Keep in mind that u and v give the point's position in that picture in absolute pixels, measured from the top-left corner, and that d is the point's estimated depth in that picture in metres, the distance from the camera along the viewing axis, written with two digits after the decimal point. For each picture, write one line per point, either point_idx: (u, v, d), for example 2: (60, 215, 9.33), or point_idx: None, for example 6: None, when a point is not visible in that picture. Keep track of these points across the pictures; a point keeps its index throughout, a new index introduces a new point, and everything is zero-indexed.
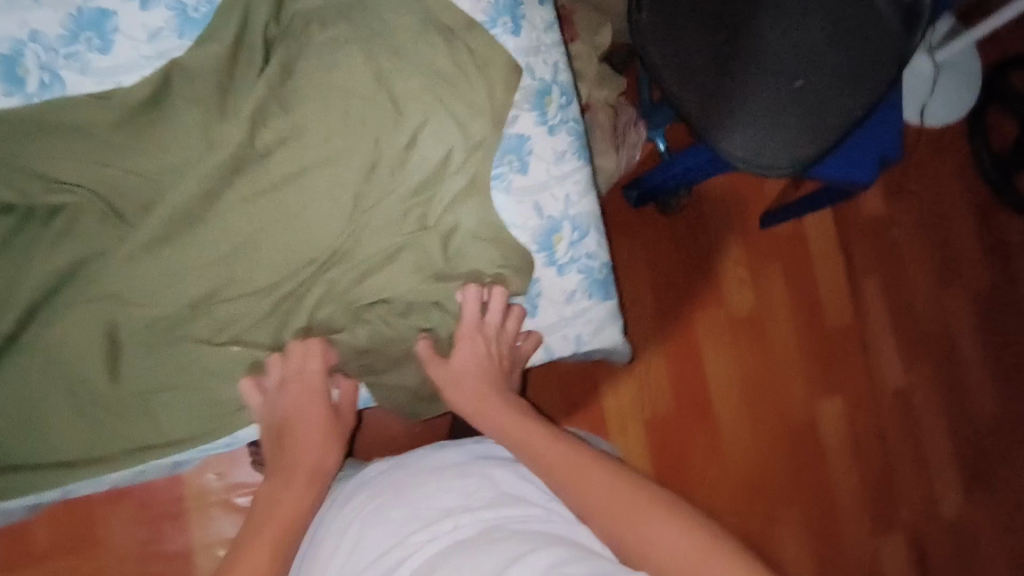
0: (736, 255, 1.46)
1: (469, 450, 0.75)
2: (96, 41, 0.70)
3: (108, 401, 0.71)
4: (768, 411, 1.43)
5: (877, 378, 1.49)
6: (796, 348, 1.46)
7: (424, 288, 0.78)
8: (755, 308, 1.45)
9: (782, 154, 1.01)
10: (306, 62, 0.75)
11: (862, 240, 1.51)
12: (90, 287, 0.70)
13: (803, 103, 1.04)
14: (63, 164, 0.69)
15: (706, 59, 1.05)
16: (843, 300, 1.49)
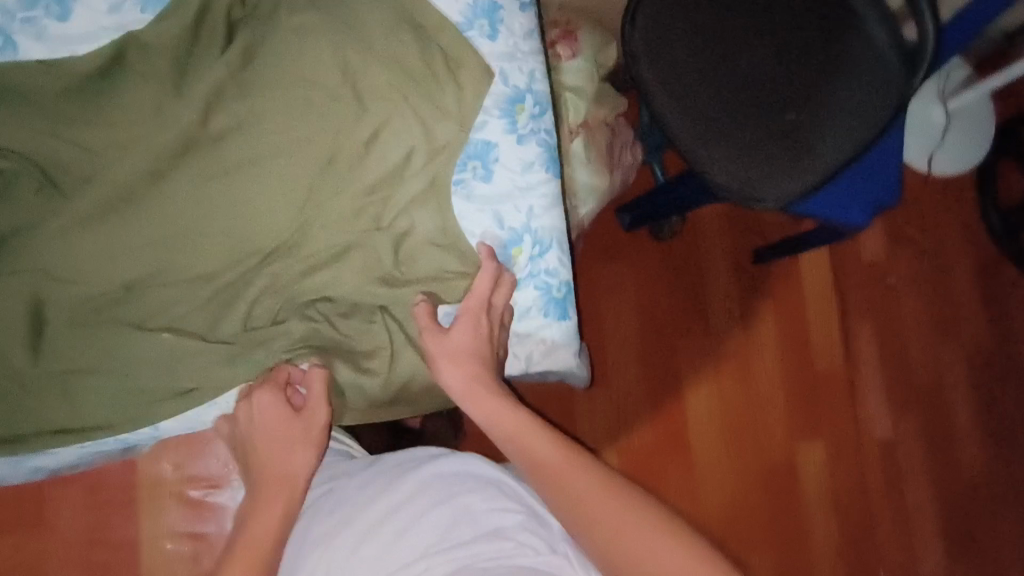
0: (726, 288, 1.42)
1: (444, 467, 0.70)
2: (55, 8, 0.70)
3: (31, 377, 0.69)
4: (745, 449, 1.38)
5: (862, 430, 1.42)
6: (781, 386, 1.41)
7: (373, 290, 0.76)
8: (741, 344, 1.41)
9: (766, 186, 0.93)
10: (270, 46, 0.72)
11: (858, 283, 1.45)
12: (23, 260, 0.68)
13: (790, 138, 0.94)
14: (2, 129, 0.67)
15: (696, 75, 0.96)
16: (834, 342, 1.43)
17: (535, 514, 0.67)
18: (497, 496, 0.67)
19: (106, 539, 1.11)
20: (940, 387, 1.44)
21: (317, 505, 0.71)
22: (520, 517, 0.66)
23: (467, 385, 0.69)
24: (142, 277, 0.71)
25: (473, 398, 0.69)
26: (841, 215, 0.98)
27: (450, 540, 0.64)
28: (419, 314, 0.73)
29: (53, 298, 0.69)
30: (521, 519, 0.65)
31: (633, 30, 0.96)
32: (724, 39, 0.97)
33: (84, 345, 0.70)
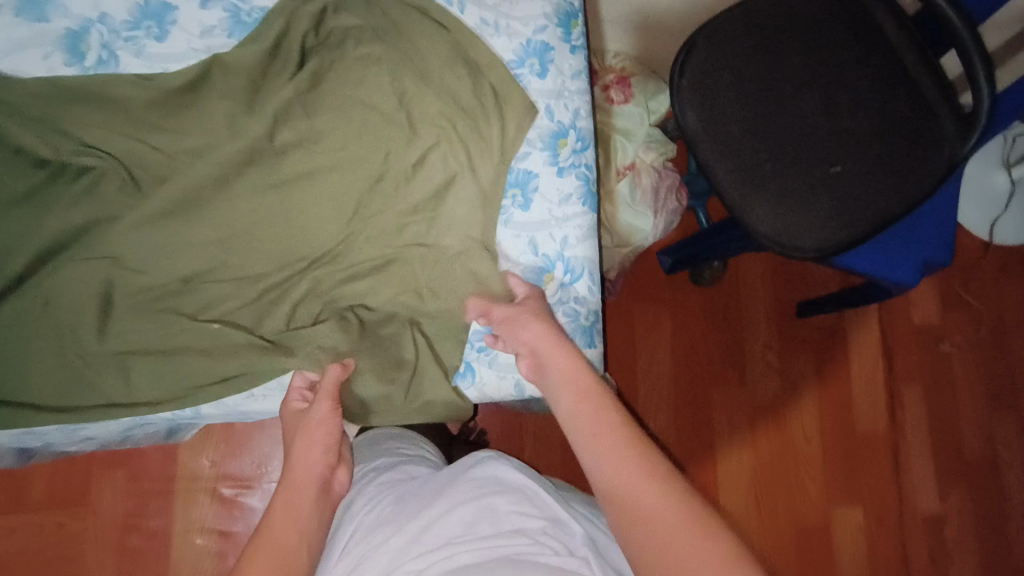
0: (767, 338, 1.40)
1: (475, 472, 0.72)
2: (154, 30, 0.78)
3: (91, 355, 0.75)
4: (778, 509, 1.34)
5: (905, 500, 1.36)
6: (819, 447, 1.37)
7: (406, 304, 0.80)
8: (780, 398, 1.39)
9: (809, 237, 0.93)
10: (336, 73, 0.80)
11: (905, 345, 1.42)
12: (101, 247, 0.76)
13: (836, 191, 0.94)
14: (96, 131, 0.75)
15: (743, 127, 0.97)
16: (877, 405, 1.39)
17: (561, 524, 0.66)
18: (524, 502, 0.68)
19: (142, 526, 1.17)
20: (994, 462, 1.37)
21: (362, 510, 0.75)
22: (545, 522, 0.65)
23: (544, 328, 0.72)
24: (199, 271, 0.77)
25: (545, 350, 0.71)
26: (886, 273, 0.98)
27: (471, 533, 0.64)
28: (472, 305, 0.78)
29: (121, 285, 0.76)
30: (544, 524, 0.65)
31: (682, 79, 0.99)
32: (774, 91, 0.97)
33: (146, 328, 0.76)
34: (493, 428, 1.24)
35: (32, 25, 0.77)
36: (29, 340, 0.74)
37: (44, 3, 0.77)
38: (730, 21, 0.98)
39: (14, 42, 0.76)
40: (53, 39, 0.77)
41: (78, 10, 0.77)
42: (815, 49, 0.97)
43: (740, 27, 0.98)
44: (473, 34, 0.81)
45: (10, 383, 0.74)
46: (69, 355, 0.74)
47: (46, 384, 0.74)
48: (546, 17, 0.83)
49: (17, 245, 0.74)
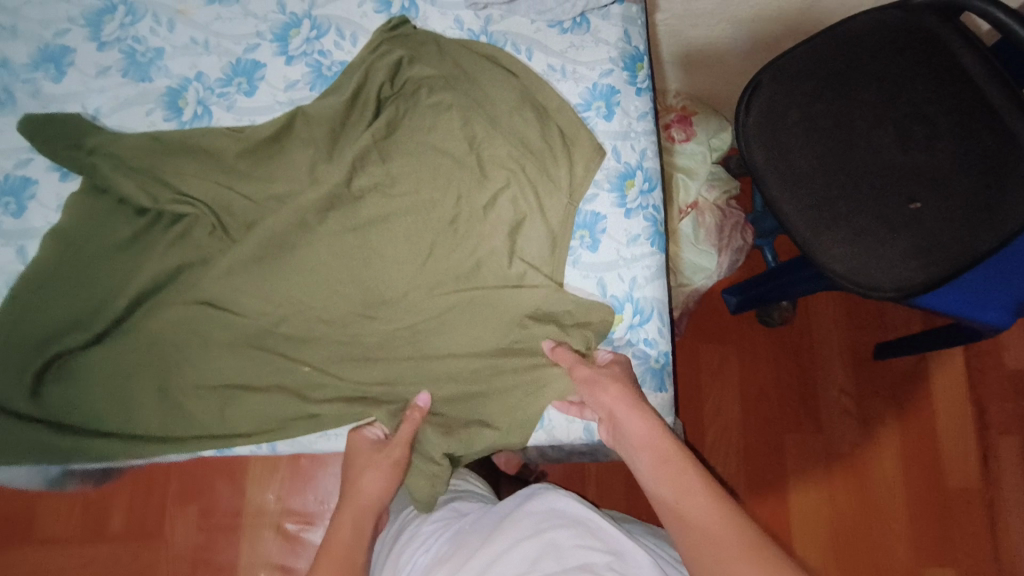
0: (842, 382, 1.34)
1: (534, 506, 0.71)
2: (244, 85, 0.84)
3: (179, 391, 0.78)
4: (860, 565, 1.25)
5: (1003, 563, 1.24)
6: (904, 499, 1.28)
7: (476, 344, 0.80)
8: (859, 446, 1.31)
9: (887, 277, 0.90)
10: (410, 121, 0.83)
11: (999, 394, 1.32)
12: (189, 288, 0.79)
13: (916, 229, 0.90)
14: (190, 181, 0.80)
15: (814, 165, 0.96)
16: (969, 457, 1.29)
17: (626, 557, 0.64)
18: (587, 534, 0.66)
19: (211, 560, 1.19)
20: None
21: (419, 549, 0.74)
22: (609, 557, 0.63)
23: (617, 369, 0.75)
24: (280, 313, 0.80)
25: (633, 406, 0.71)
26: (974, 314, 0.93)
27: (536, 571, 0.62)
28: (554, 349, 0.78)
29: (206, 327, 0.79)
30: (610, 559, 0.63)
31: (747, 117, 0.99)
32: (845, 128, 0.95)
33: (234, 365, 0.79)
34: (552, 471, 1.22)
35: (137, 84, 0.84)
36: (123, 379, 0.78)
37: (147, 65, 0.84)
38: (797, 59, 0.97)
39: (122, 101, 0.84)
40: (155, 97, 0.84)
41: (178, 71, 0.84)
42: (890, 83, 0.94)
43: (808, 64, 0.97)
44: (541, 78, 0.84)
45: (105, 419, 0.78)
46: (162, 390, 0.78)
47: (140, 417, 0.78)
48: (611, 62, 0.86)
49: (118, 287, 0.79)
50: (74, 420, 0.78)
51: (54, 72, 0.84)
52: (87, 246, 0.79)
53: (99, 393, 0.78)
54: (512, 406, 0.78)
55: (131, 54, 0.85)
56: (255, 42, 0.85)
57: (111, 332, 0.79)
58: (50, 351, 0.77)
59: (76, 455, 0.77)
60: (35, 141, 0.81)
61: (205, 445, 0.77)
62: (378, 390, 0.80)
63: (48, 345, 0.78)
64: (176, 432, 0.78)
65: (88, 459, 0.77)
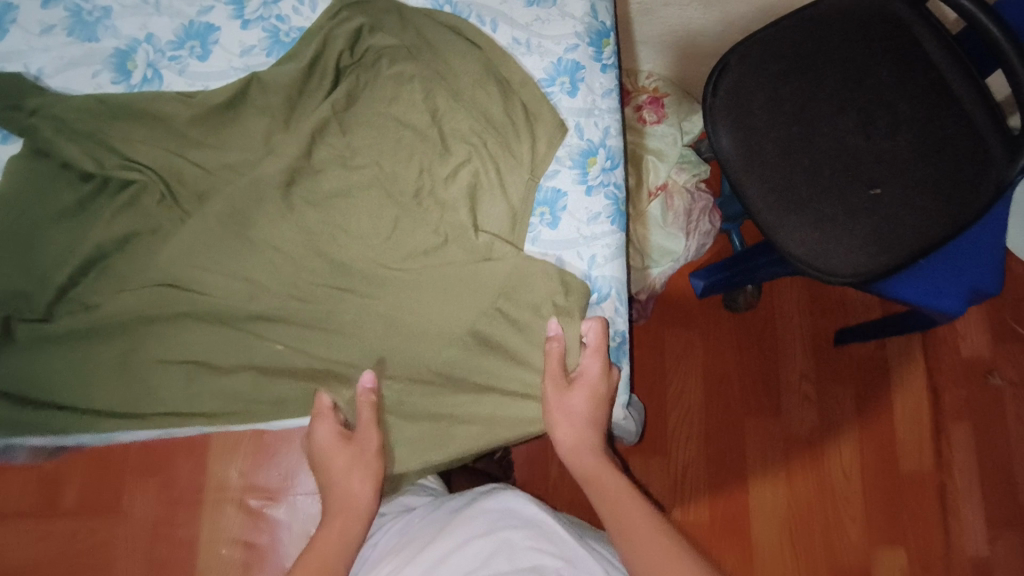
0: (803, 366, 1.36)
1: (490, 504, 0.71)
2: (197, 49, 0.81)
3: (124, 367, 0.75)
4: (815, 544, 1.29)
5: (951, 538, 1.29)
6: (859, 480, 1.31)
7: (443, 322, 0.75)
8: (818, 429, 1.34)
9: (846, 262, 0.91)
10: (370, 92, 0.81)
11: (952, 380, 1.36)
12: (141, 258, 0.75)
13: (875, 215, 0.91)
14: (138, 147, 0.75)
15: (778, 151, 0.96)
16: (922, 441, 1.33)
17: (576, 563, 0.63)
18: (540, 536, 0.66)
19: (173, 534, 1.13)
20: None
21: (372, 546, 0.76)
22: (559, 563, 0.63)
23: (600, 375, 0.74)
24: (230, 293, 0.75)
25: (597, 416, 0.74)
26: (931, 302, 0.94)
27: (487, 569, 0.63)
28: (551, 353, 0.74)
29: (159, 303, 0.75)
30: (560, 564, 0.63)
31: (714, 98, 0.98)
32: (812, 113, 0.96)
33: (202, 343, 0.75)
34: (518, 449, 1.22)
35: (83, 45, 0.80)
36: (77, 351, 0.74)
37: (94, 25, 0.80)
38: (764, 42, 0.97)
39: (66, 61, 0.79)
40: (103, 58, 0.80)
41: (127, 32, 0.81)
42: (856, 70, 0.95)
43: (777, 48, 0.97)
44: (505, 51, 0.84)
45: (44, 390, 0.74)
46: (122, 362, 0.74)
47: (98, 392, 0.74)
48: (577, 37, 0.86)
49: (60, 257, 0.74)
50: (22, 392, 0.74)
51: None
52: (28, 211, 0.74)
53: (39, 366, 0.74)
54: (483, 396, 0.76)
55: (77, 12, 0.81)
56: (209, 5, 0.82)
57: (56, 309, 0.75)
58: None
59: (20, 430, 0.73)
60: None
61: (168, 423, 0.74)
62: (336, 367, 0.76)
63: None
64: (136, 410, 0.75)
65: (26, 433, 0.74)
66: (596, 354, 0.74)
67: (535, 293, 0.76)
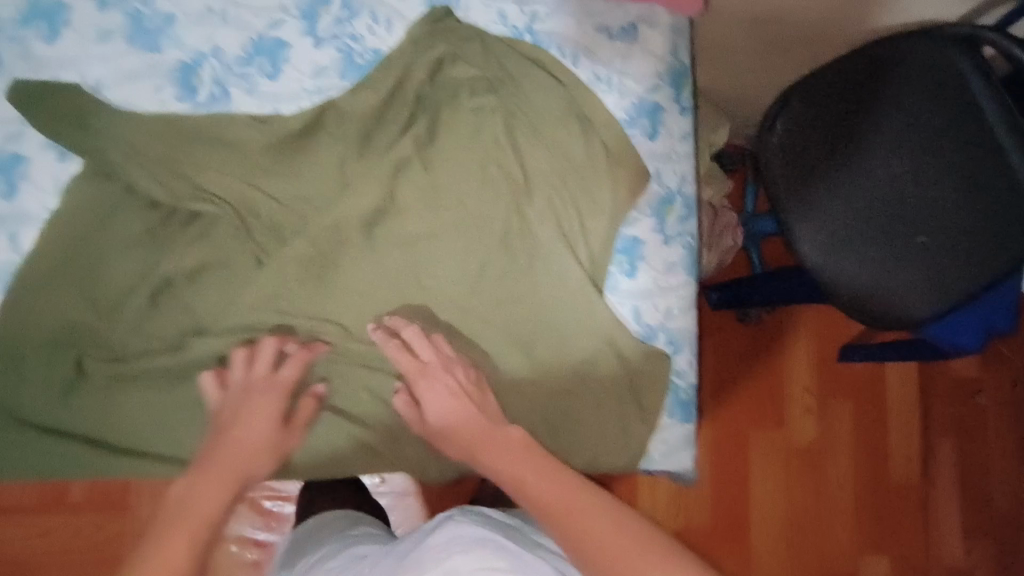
0: (808, 382, 1.38)
1: (430, 540, 0.55)
2: (267, 67, 0.77)
3: (185, 407, 0.70)
4: (809, 552, 1.33)
5: (924, 546, 1.37)
6: (852, 492, 1.36)
7: (521, 373, 0.76)
8: (818, 443, 1.36)
9: (887, 307, 0.88)
10: (450, 126, 0.78)
11: (942, 398, 1.41)
12: (215, 293, 0.72)
13: (920, 262, 0.88)
14: (211, 175, 0.72)
15: (828, 189, 0.91)
16: (912, 455, 1.38)
17: None
18: (490, 557, 0.52)
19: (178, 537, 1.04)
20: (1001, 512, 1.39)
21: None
22: None
23: (442, 359, 0.71)
24: (308, 332, 0.73)
25: (457, 412, 0.68)
26: (953, 335, 0.94)
27: None
28: (399, 404, 0.71)
29: (226, 344, 0.71)
30: None
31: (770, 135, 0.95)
32: (865, 150, 0.90)
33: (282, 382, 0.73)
34: None
35: (144, 55, 0.74)
36: (150, 390, 0.70)
37: (156, 33, 0.74)
38: (830, 77, 0.90)
39: (126, 72, 0.73)
40: (165, 71, 0.74)
41: (190, 43, 0.75)
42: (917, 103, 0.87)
43: (840, 77, 0.90)
44: (588, 88, 0.81)
45: (100, 429, 0.70)
46: (184, 401, 0.70)
47: (176, 436, 0.70)
48: (658, 76, 0.84)
49: (127, 289, 0.71)
50: (92, 432, 0.69)
51: (46, 31, 0.72)
52: (95, 239, 0.70)
53: (95, 406, 0.69)
54: (559, 444, 0.76)
55: (137, 18, 0.74)
56: (279, 18, 0.77)
57: (123, 347, 0.71)
58: (70, 357, 0.69)
59: (93, 474, 0.69)
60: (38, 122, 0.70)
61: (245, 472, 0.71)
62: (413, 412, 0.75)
63: (65, 349, 0.69)
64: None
65: (79, 473, 0.69)
66: (419, 366, 0.70)
67: (613, 347, 0.77)
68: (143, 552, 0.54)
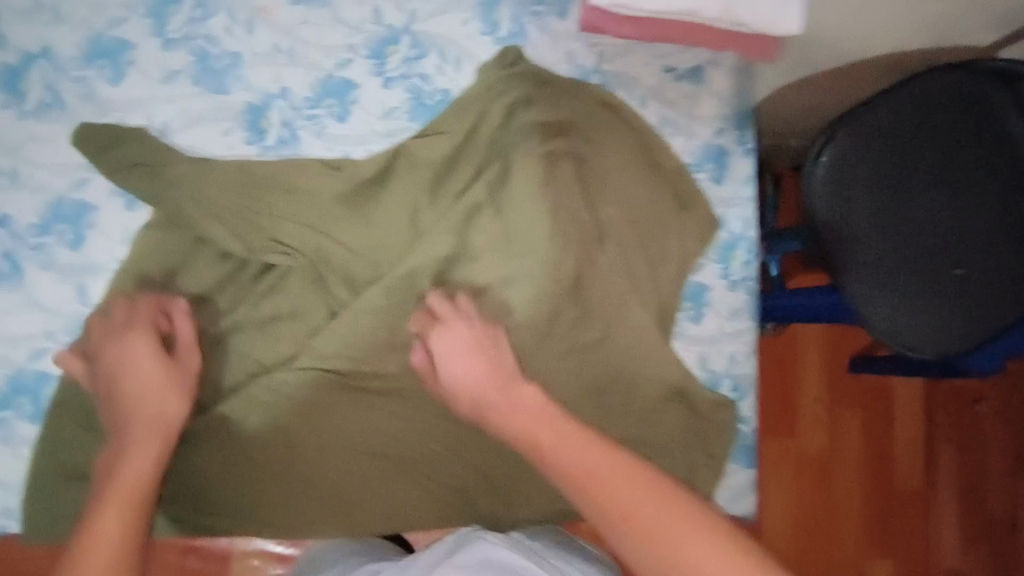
0: (816, 392, 1.31)
1: (461, 558, 0.59)
2: (336, 109, 0.75)
3: (264, 459, 0.72)
4: (812, 561, 1.28)
5: (934, 557, 1.31)
6: (857, 501, 1.30)
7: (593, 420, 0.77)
8: (825, 452, 1.31)
9: (927, 339, 0.86)
10: (522, 171, 0.77)
11: (946, 405, 1.33)
12: (289, 342, 0.72)
13: (960, 295, 0.86)
14: (284, 225, 0.71)
15: (872, 217, 0.87)
16: (916, 462, 1.32)
17: None
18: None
19: None
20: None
21: None
22: None
23: (455, 314, 0.70)
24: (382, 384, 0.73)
25: (470, 354, 0.68)
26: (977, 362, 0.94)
27: None
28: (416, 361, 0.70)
29: (303, 396, 0.71)
30: None
31: (815, 167, 0.88)
32: (912, 178, 0.86)
33: (349, 437, 0.73)
34: None
35: (211, 97, 0.71)
36: (230, 443, 0.71)
37: (223, 73, 0.72)
38: (882, 108, 0.86)
39: (193, 115, 0.71)
40: (233, 113, 0.72)
41: (257, 83, 0.72)
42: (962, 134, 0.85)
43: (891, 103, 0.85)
44: (656, 131, 0.82)
45: (185, 484, 0.71)
46: (262, 453, 0.72)
47: (257, 487, 0.72)
48: (723, 119, 0.84)
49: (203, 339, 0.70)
50: (166, 490, 0.71)
51: (110, 70, 0.69)
52: (168, 293, 0.69)
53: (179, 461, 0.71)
54: None
55: (203, 57, 0.71)
56: (347, 57, 0.75)
57: (202, 397, 0.71)
58: None
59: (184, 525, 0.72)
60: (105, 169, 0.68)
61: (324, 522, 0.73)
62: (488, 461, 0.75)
63: None
64: (288, 511, 0.72)
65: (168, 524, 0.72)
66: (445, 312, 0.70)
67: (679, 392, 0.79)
68: (87, 517, 0.55)
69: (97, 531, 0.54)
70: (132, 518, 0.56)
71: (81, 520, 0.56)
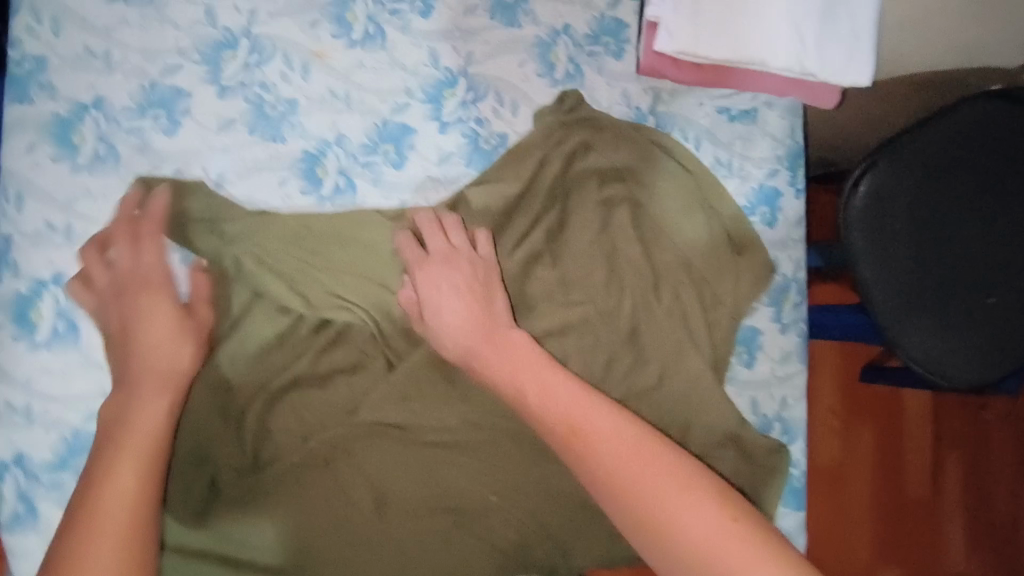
0: (830, 401, 1.30)
1: None
2: (393, 155, 0.73)
3: (320, 513, 0.68)
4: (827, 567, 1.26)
5: (940, 563, 1.30)
6: (868, 508, 1.29)
7: None
8: (839, 460, 1.29)
9: (959, 369, 0.83)
10: (578, 217, 0.76)
11: (950, 413, 1.32)
12: (345, 396, 0.70)
13: (990, 324, 0.83)
14: (344, 280, 0.70)
15: (908, 243, 0.83)
16: (924, 469, 1.30)
17: None
18: None
19: None
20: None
21: None
22: None
23: (449, 249, 0.70)
24: (441, 435, 0.72)
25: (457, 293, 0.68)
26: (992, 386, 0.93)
27: None
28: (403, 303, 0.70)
29: (364, 449, 0.70)
30: None
31: (853, 195, 0.83)
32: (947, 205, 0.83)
33: (410, 487, 0.70)
34: None
35: (268, 145, 0.70)
36: (289, 494, 0.68)
37: (279, 121, 0.71)
38: (916, 136, 0.82)
39: (249, 164, 0.70)
40: (290, 162, 0.70)
41: (314, 131, 0.71)
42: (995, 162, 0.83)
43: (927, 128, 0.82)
44: (711, 174, 0.80)
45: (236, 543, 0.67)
46: (319, 504, 0.68)
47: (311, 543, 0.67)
48: (777, 160, 0.83)
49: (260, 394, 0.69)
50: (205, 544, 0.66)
51: (165, 120, 0.68)
52: (227, 349, 0.68)
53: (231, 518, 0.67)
54: None
55: (259, 105, 0.70)
56: (404, 101, 0.73)
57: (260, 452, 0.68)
58: (206, 477, 0.67)
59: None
60: (161, 226, 0.66)
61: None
62: (548, 515, 0.73)
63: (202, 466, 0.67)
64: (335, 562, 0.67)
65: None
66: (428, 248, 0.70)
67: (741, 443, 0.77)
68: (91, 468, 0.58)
69: (109, 488, 0.55)
70: (147, 480, 0.57)
71: (90, 475, 0.56)
